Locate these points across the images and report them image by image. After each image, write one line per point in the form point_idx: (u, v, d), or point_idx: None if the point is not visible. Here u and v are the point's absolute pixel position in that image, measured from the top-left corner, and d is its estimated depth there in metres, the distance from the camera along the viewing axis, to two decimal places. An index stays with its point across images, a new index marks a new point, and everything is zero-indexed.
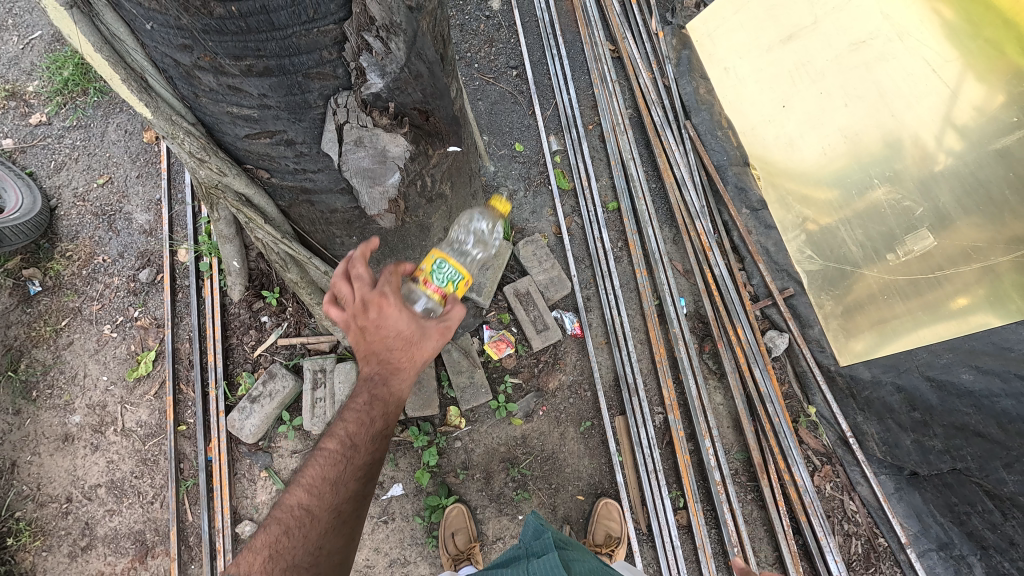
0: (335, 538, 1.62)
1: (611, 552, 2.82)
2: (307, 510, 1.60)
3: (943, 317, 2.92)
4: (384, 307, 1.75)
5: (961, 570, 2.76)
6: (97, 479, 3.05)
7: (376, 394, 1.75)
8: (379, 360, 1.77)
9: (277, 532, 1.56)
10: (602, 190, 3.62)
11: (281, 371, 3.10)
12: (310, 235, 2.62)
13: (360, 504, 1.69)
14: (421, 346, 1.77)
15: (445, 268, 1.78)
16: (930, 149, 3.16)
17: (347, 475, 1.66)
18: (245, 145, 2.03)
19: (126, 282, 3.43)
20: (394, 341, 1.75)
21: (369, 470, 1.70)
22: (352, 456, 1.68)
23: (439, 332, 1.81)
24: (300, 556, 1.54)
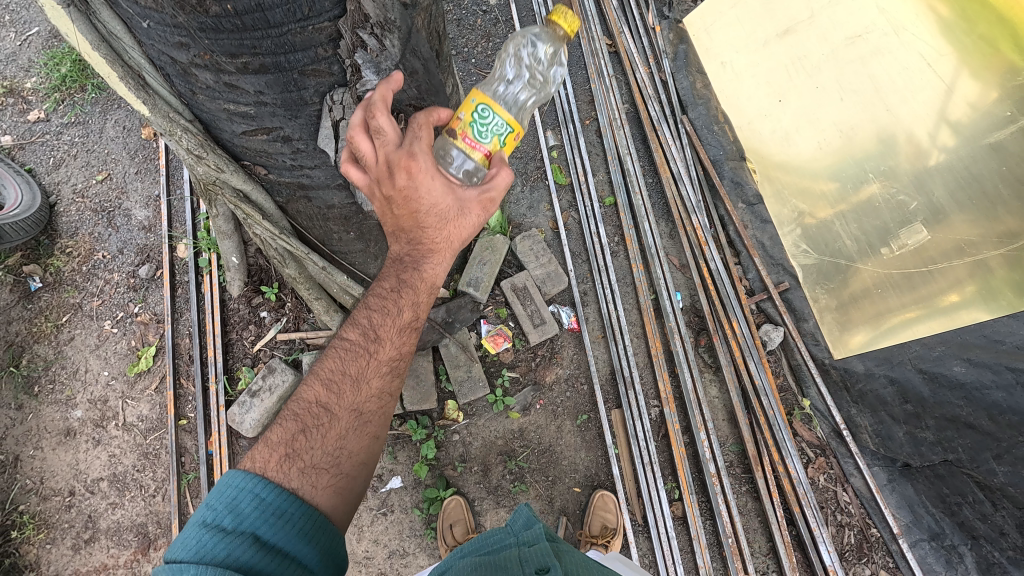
0: (357, 436, 1.81)
1: (607, 543, 2.87)
2: (325, 408, 1.81)
3: (937, 311, 2.92)
4: (413, 172, 1.73)
5: (953, 559, 2.79)
6: (100, 473, 3.08)
7: (406, 278, 1.91)
8: (411, 237, 1.88)
9: (295, 428, 1.76)
10: (599, 185, 3.64)
11: (280, 366, 3.11)
12: (307, 230, 2.65)
13: (383, 403, 1.89)
14: (457, 220, 1.85)
15: (492, 119, 1.69)
16: (923, 144, 3.17)
17: (368, 370, 1.89)
18: (243, 141, 2.04)
19: (126, 277, 3.45)
20: (429, 210, 1.80)
21: (392, 365, 1.92)
22: (377, 348, 1.90)
23: (475, 204, 1.83)
24: (322, 448, 1.73)
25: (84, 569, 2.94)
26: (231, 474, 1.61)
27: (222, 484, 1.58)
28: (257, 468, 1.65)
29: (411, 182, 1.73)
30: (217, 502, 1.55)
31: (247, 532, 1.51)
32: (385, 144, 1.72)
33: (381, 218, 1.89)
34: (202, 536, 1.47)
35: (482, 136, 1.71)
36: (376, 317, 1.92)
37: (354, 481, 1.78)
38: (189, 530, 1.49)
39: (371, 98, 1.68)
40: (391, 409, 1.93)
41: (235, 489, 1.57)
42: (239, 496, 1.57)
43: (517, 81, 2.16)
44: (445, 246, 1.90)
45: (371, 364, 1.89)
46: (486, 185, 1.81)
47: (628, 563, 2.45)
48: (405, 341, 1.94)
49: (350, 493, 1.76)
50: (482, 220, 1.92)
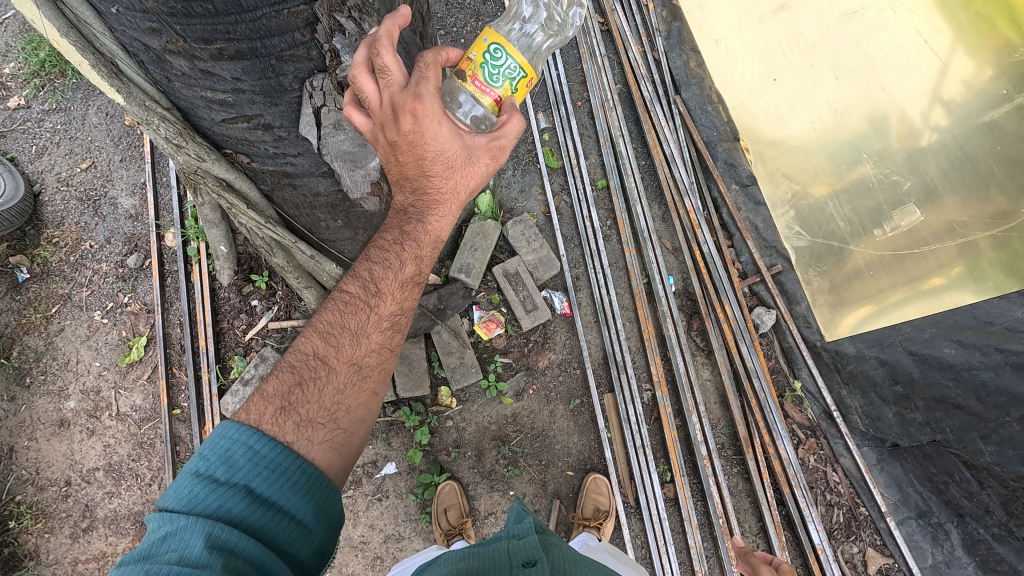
0: (357, 390, 1.71)
1: (600, 525, 2.86)
2: (323, 361, 1.70)
3: (927, 292, 2.91)
4: (420, 115, 1.67)
5: (939, 536, 2.83)
6: (95, 463, 3.10)
7: (410, 230, 1.86)
8: (416, 185, 1.84)
9: (291, 381, 1.65)
10: (591, 168, 3.60)
11: (271, 355, 3.12)
12: (295, 218, 2.61)
13: (383, 358, 1.79)
14: (463, 168, 1.82)
15: (504, 61, 1.67)
16: (917, 124, 3.10)
17: (368, 322, 1.79)
18: (223, 129, 2.00)
19: (114, 267, 3.42)
20: (436, 157, 1.76)
21: (392, 320, 1.83)
22: (378, 300, 1.82)
23: (484, 153, 1.80)
24: (319, 401, 1.63)
25: (83, 557, 2.97)
26: (225, 424, 1.49)
27: (215, 434, 1.47)
28: (249, 420, 1.53)
29: (416, 126, 1.69)
30: (209, 452, 1.44)
31: (241, 485, 1.41)
32: (391, 86, 1.66)
33: (385, 164, 1.84)
34: (194, 487, 1.38)
35: (494, 80, 1.70)
36: (378, 269, 1.85)
37: (351, 439, 1.67)
38: (179, 480, 1.39)
39: (377, 34, 1.63)
40: (392, 365, 1.83)
41: (229, 442, 1.46)
42: (233, 447, 1.46)
43: (534, 21, 2.21)
44: (451, 197, 1.87)
45: (373, 317, 1.80)
46: (496, 133, 1.77)
47: (617, 554, 2.35)
48: (408, 294, 1.87)
49: (347, 449, 1.66)
50: (491, 169, 1.89)
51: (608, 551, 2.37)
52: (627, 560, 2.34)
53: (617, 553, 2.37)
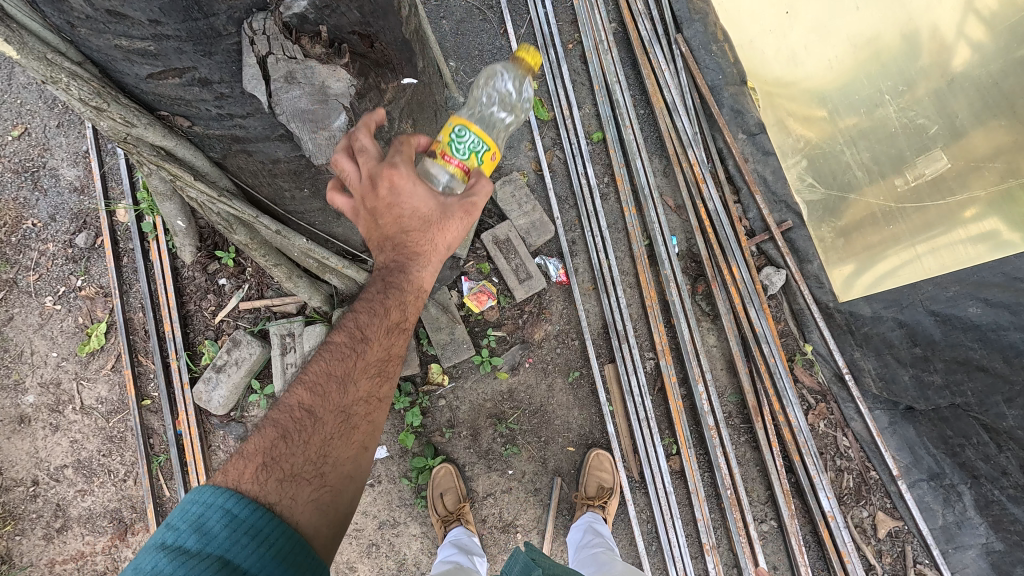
0: (343, 440, 1.50)
1: (604, 504, 2.76)
2: (308, 412, 1.49)
3: (951, 236, 2.69)
4: (396, 181, 1.63)
5: (951, 498, 2.75)
6: (63, 460, 2.88)
7: (393, 280, 1.67)
8: (396, 246, 1.69)
9: (273, 436, 1.44)
10: (585, 119, 3.28)
11: (245, 338, 2.86)
12: (254, 188, 2.28)
13: (373, 407, 1.58)
14: (439, 228, 1.68)
15: (467, 136, 1.58)
16: (950, 42, 2.78)
17: (355, 370, 1.58)
18: (153, 87, 1.66)
19: (62, 248, 3.09)
20: (411, 218, 1.65)
21: (380, 368, 1.62)
22: (365, 348, 1.62)
23: (458, 209, 1.64)
24: (305, 457, 1.43)
25: (61, 558, 2.82)
26: (197, 488, 1.32)
27: (185, 500, 1.29)
28: (228, 484, 1.34)
29: (392, 191, 1.63)
30: (178, 521, 1.26)
31: (214, 557, 1.23)
32: (367, 159, 1.64)
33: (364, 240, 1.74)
34: (159, 561, 1.19)
35: (458, 152, 1.60)
36: (363, 317, 1.65)
37: (339, 499, 1.45)
38: (145, 555, 1.21)
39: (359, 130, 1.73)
40: (382, 416, 1.61)
41: (203, 508, 1.28)
42: (206, 513, 1.28)
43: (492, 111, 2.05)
44: (431, 251, 1.71)
45: (357, 362, 1.59)
46: (466, 192, 1.65)
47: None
48: (394, 342, 1.67)
49: (336, 511, 1.44)
50: (469, 230, 1.73)
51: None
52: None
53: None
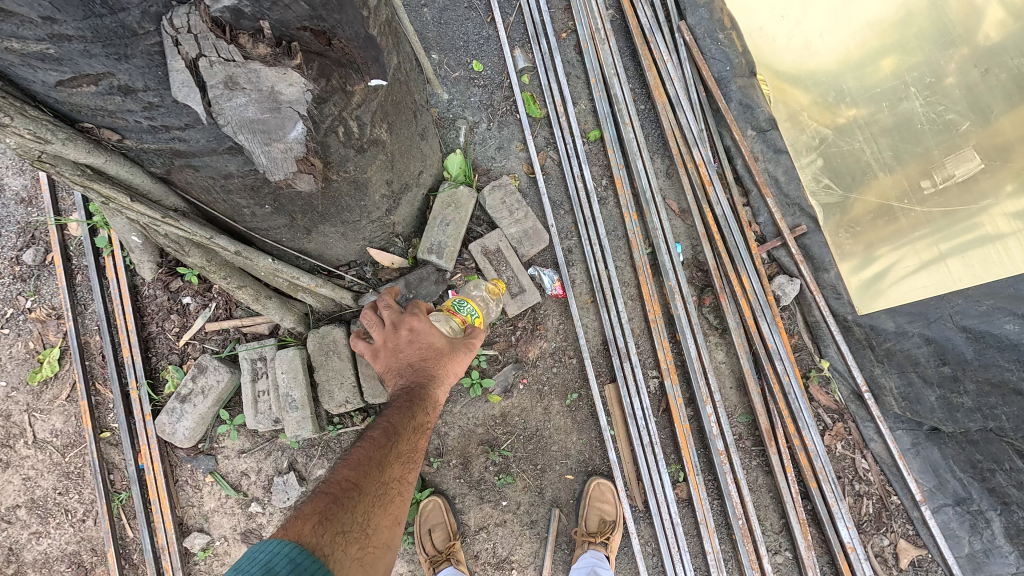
0: (383, 509, 1.55)
1: (606, 540, 2.57)
2: (354, 485, 1.54)
3: (987, 219, 2.49)
4: (413, 326, 2.01)
5: (979, 525, 2.56)
6: (15, 500, 2.64)
7: (416, 395, 1.84)
8: (414, 370, 1.92)
9: (321, 504, 1.45)
10: (581, 116, 3.01)
11: (212, 364, 2.61)
12: (208, 205, 2.01)
13: (404, 488, 1.65)
14: (448, 355, 1.97)
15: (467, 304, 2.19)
16: (980, 6, 2.57)
17: (390, 457, 1.66)
18: (66, 96, 1.39)
19: (9, 265, 2.81)
20: (427, 349, 1.95)
21: (409, 457, 1.72)
22: (398, 440, 1.71)
23: (464, 344, 2.04)
24: (355, 520, 1.45)
25: None
26: (266, 540, 1.27)
27: (255, 549, 1.24)
28: (289, 537, 1.31)
29: (412, 331, 2.00)
30: (247, 565, 1.20)
31: None
32: (392, 313, 2.08)
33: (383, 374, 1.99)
34: None
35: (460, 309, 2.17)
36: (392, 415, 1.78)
37: (378, 564, 1.43)
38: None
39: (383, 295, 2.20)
40: (408, 503, 1.65)
41: (272, 556, 1.22)
42: (275, 559, 1.22)
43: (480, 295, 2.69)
44: (445, 373, 1.95)
45: (389, 450, 1.67)
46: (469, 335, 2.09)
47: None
48: (418, 441, 1.79)
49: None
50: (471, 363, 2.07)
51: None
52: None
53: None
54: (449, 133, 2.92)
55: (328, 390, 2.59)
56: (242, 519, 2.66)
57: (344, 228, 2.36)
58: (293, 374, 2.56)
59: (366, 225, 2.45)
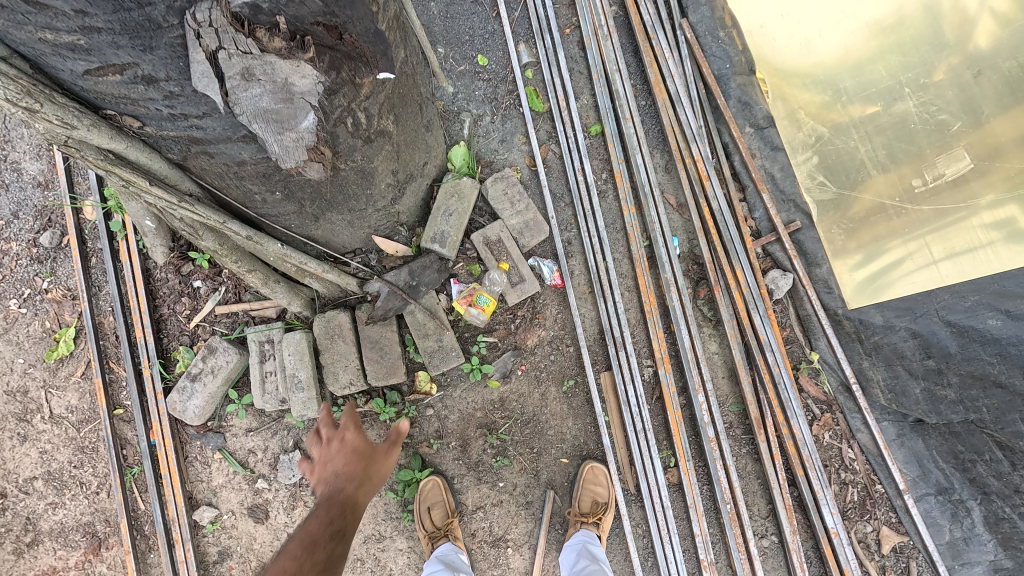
0: None
1: (598, 520, 2.66)
2: None
3: (970, 226, 2.57)
4: (338, 436, 1.88)
5: (959, 513, 2.64)
6: (33, 472, 2.75)
7: (336, 503, 1.70)
8: (338, 479, 1.79)
9: None
10: (583, 111, 3.09)
11: (221, 345, 2.70)
12: (221, 190, 2.09)
13: None
14: (372, 458, 1.89)
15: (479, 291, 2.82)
16: (972, 15, 2.61)
17: (305, 563, 1.48)
18: (91, 85, 1.47)
19: (27, 247, 2.92)
20: (353, 457, 1.85)
21: (328, 563, 1.54)
22: (316, 548, 1.54)
23: (391, 444, 1.96)
24: None
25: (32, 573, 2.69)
26: None
27: None
28: None
29: (335, 439, 1.87)
30: None
31: None
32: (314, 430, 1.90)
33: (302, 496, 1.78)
34: None
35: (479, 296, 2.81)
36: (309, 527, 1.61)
37: None
38: None
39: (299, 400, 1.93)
40: None
41: None
42: None
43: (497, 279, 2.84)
44: (370, 475, 1.86)
45: (306, 560, 1.50)
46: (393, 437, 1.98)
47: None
48: (341, 548, 1.62)
49: None
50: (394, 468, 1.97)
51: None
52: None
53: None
54: (453, 125, 3.00)
55: (333, 371, 2.70)
56: (249, 494, 2.76)
57: (351, 216, 2.45)
58: (299, 356, 2.66)
59: (371, 214, 2.53)
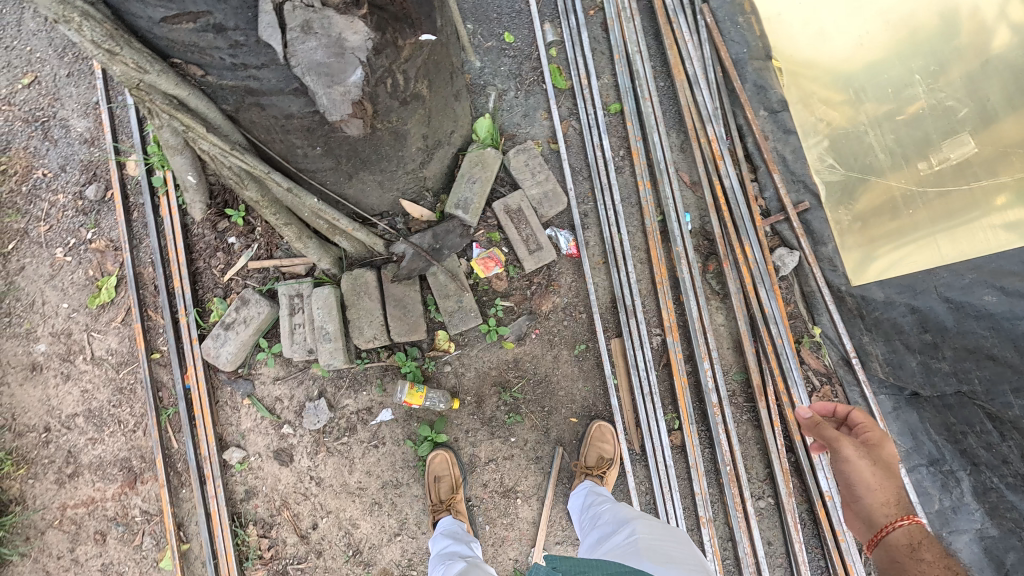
0: None
1: (603, 473, 2.79)
2: None
3: (973, 219, 2.70)
4: None
5: (949, 483, 2.76)
6: (74, 409, 2.93)
7: None
8: None
9: None
10: (603, 89, 3.21)
11: (254, 298, 2.88)
12: (265, 143, 2.23)
13: None
14: None
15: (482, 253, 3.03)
16: (989, 23, 2.78)
17: None
18: (167, 32, 1.66)
19: (72, 199, 3.09)
20: None
21: None
22: None
23: None
24: None
25: (72, 502, 2.86)
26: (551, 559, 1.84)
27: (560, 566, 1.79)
28: None
29: None
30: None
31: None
32: None
33: None
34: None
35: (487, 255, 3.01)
36: None
37: None
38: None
39: None
40: None
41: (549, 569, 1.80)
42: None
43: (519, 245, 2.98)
44: None
45: None
46: None
47: (655, 553, 1.98)
48: None
49: None
50: None
51: (641, 550, 2.01)
52: (664, 545, 2.05)
53: (651, 548, 2.01)
54: (480, 99, 3.13)
55: (358, 326, 2.85)
56: (275, 438, 2.92)
57: (382, 177, 2.60)
58: (327, 311, 2.81)
59: (401, 176, 2.68)
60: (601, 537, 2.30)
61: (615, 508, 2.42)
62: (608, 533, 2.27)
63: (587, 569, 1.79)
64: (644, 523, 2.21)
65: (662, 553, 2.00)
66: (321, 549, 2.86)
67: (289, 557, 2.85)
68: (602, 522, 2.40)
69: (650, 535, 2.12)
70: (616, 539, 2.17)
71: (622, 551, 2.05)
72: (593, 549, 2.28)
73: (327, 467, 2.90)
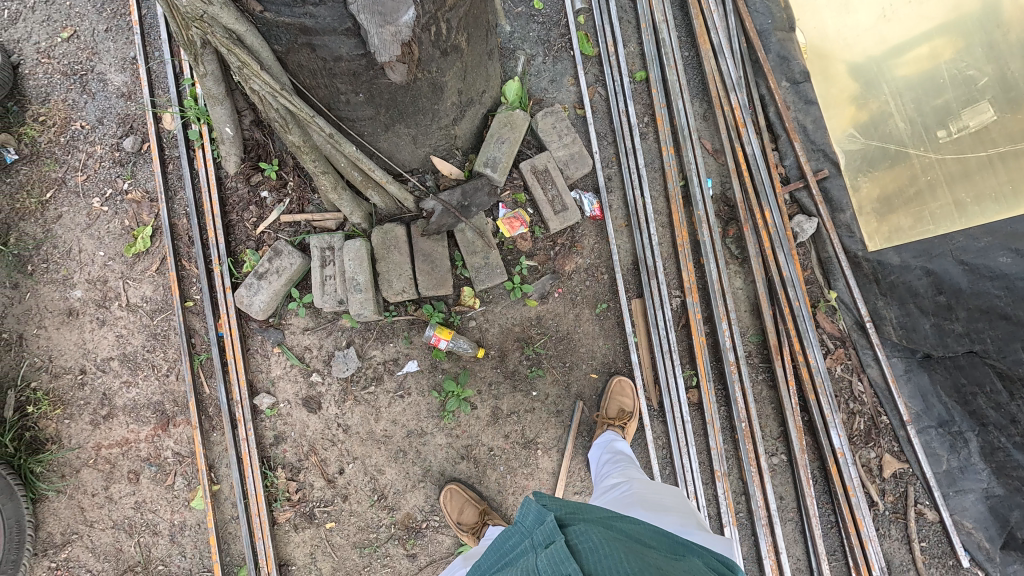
0: None
1: (624, 424, 2.90)
2: None
3: (992, 182, 2.80)
4: None
5: (957, 444, 2.88)
6: (109, 353, 3.01)
7: None
8: None
9: None
10: (629, 57, 3.28)
11: (286, 249, 2.93)
12: (309, 89, 2.32)
13: None
14: None
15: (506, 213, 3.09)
16: None
17: None
18: None
19: (110, 151, 3.16)
20: None
21: None
22: None
23: None
24: None
25: (107, 442, 2.96)
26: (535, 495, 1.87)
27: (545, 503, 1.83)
28: None
29: None
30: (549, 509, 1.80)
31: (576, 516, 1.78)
32: None
33: None
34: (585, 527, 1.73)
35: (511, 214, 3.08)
36: None
37: None
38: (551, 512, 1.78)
39: None
40: None
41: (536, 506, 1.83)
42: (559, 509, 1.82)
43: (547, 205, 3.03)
44: None
45: None
46: None
47: (648, 503, 2.14)
48: None
49: None
50: None
51: (635, 501, 2.17)
52: (658, 499, 2.20)
53: (645, 500, 2.17)
54: (509, 62, 3.20)
55: (388, 279, 2.91)
56: (303, 386, 3.00)
57: (416, 131, 2.67)
58: (359, 262, 2.87)
59: (434, 131, 2.75)
60: (601, 494, 2.48)
61: (618, 469, 2.57)
62: (608, 487, 2.45)
63: (576, 509, 1.83)
64: (642, 482, 2.35)
65: (656, 504, 2.15)
66: (347, 493, 2.96)
67: (316, 500, 2.96)
68: (604, 480, 2.57)
69: (646, 489, 2.27)
70: (615, 493, 2.35)
71: (617, 501, 2.23)
72: (594, 502, 2.47)
73: (354, 415, 3.00)
